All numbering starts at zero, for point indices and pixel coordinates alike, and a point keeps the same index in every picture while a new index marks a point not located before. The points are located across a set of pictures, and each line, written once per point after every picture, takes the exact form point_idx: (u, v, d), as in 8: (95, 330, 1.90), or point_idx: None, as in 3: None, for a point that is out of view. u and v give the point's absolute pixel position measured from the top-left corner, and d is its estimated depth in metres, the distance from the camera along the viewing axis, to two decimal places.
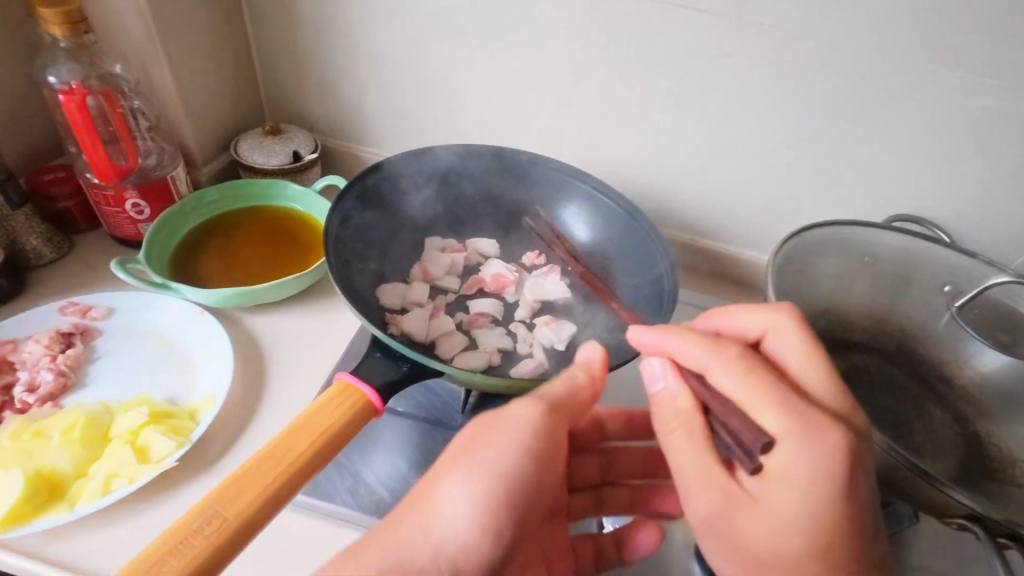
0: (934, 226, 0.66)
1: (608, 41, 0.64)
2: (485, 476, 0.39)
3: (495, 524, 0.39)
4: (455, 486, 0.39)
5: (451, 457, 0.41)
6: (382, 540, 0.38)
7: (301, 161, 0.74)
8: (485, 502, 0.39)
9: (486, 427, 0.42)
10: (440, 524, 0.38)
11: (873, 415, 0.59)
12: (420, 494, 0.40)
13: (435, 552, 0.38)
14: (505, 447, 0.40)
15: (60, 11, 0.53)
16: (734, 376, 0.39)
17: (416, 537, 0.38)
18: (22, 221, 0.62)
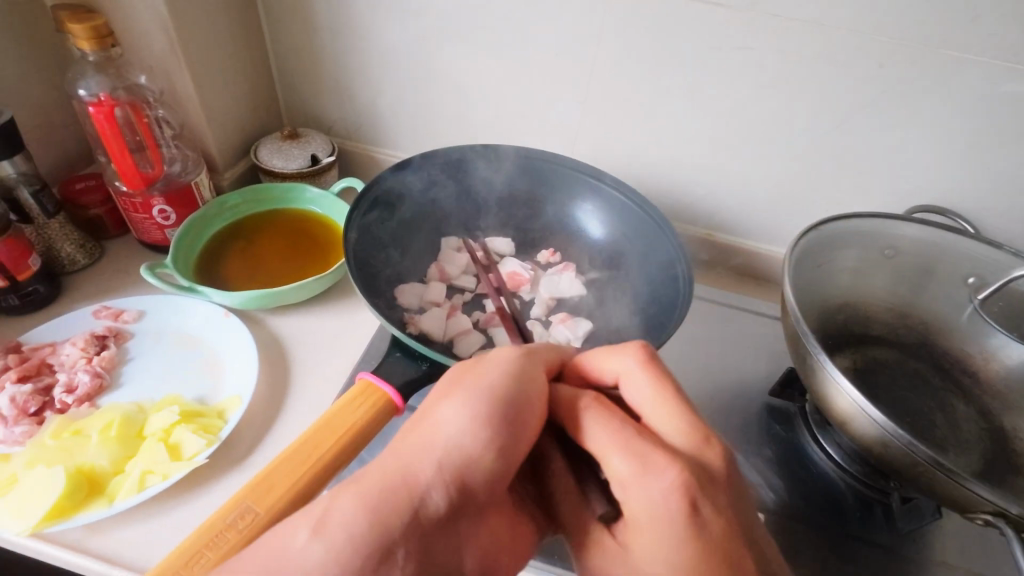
0: (958, 216, 0.65)
1: (622, 36, 0.64)
2: (472, 393, 0.39)
3: (494, 435, 0.37)
4: (449, 404, 0.38)
5: (445, 387, 0.41)
6: (386, 457, 0.36)
7: (319, 164, 0.75)
8: (482, 418, 0.38)
9: (474, 366, 0.42)
10: (442, 437, 0.36)
11: (895, 409, 0.59)
12: (415, 423, 0.38)
13: (436, 461, 0.35)
14: (487, 371, 0.40)
15: (88, 26, 0.55)
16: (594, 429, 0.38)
17: (417, 449, 0.36)
18: (57, 229, 0.64)
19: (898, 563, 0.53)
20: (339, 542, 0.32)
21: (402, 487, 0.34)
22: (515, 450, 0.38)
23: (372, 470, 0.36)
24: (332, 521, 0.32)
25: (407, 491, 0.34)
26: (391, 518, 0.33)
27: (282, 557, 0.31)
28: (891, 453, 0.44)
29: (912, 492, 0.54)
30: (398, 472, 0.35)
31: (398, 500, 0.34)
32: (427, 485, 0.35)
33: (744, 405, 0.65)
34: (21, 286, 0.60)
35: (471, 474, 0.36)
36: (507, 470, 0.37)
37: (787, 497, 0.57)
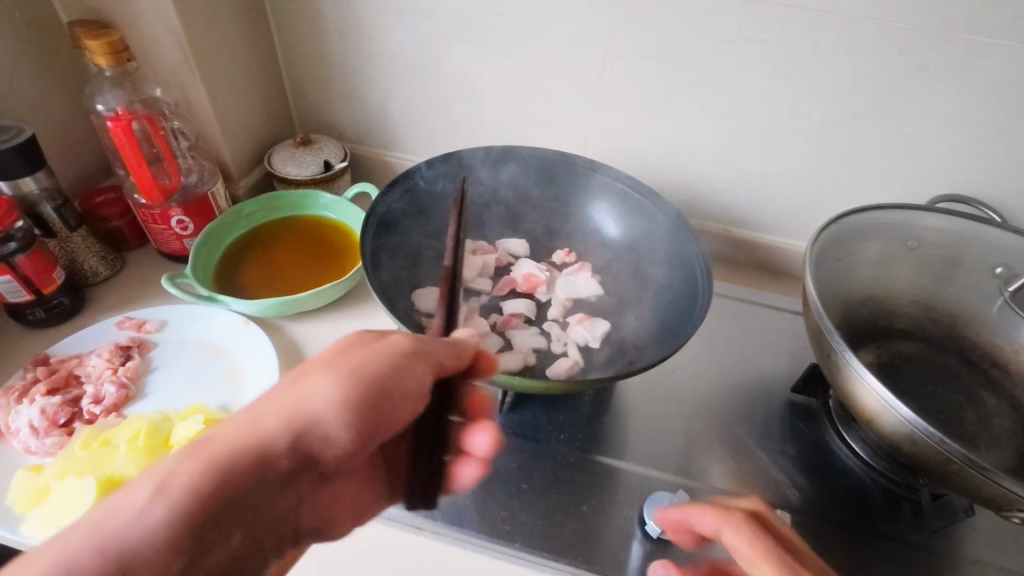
0: (983, 205, 0.63)
1: (634, 32, 0.63)
2: (354, 377, 0.40)
3: (352, 421, 0.40)
4: (324, 380, 0.40)
5: (326, 359, 0.42)
6: (240, 421, 0.38)
7: (332, 170, 0.75)
8: (347, 403, 0.40)
9: (366, 346, 0.43)
10: (301, 410, 0.39)
11: (921, 403, 0.58)
12: (281, 391, 0.40)
13: (293, 434, 0.38)
14: (374, 357, 0.41)
15: (104, 42, 0.56)
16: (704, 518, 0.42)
17: (274, 418, 0.38)
18: (80, 243, 0.65)
19: (928, 560, 0.52)
20: (184, 497, 0.33)
21: (252, 456, 0.36)
22: (375, 430, 0.40)
23: (226, 428, 0.38)
24: (179, 477, 0.34)
25: (251, 457, 0.36)
26: (237, 483, 0.35)
27: (120, 506, 0.33)
28: (922, 451, 0.43)
29: (941, 489, 0.54)
30: (253, 441, 0.37)
31: (246, 466, 0.36)
32: (277, 456, 0.37)
33: (766, 402, 0.64)
34: (46, 299, 0.61)
35: (317, 449, 0.39)
36: (351, 448, 0.40)
37: (812, 494, 0.56)
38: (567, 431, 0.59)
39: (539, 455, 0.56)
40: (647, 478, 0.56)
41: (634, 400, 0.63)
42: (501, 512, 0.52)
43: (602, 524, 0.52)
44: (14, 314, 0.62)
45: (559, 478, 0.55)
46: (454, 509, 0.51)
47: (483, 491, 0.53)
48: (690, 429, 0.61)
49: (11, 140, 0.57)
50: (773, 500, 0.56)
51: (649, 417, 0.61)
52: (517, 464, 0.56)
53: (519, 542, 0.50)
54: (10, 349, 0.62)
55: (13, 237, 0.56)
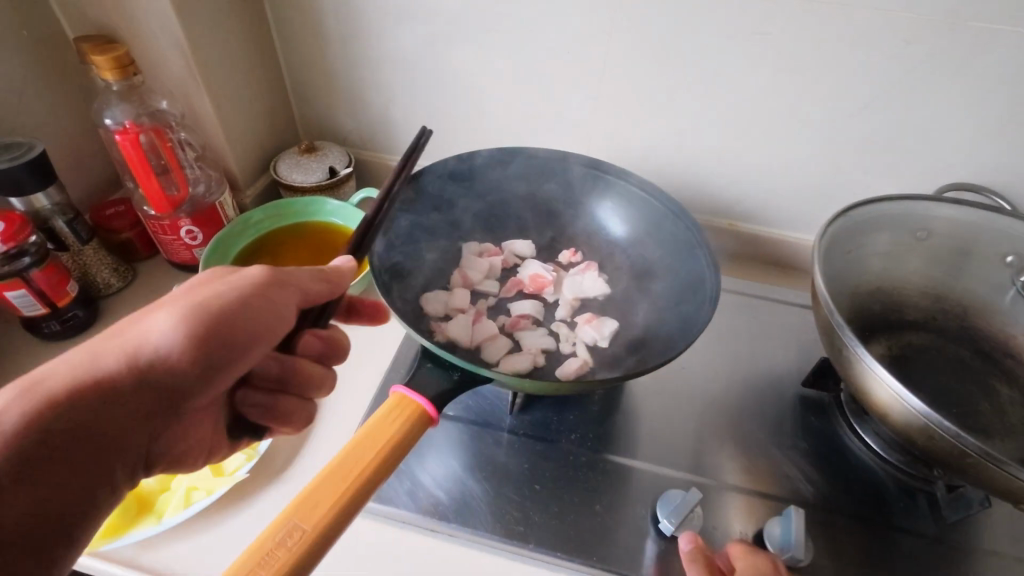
0: (992, 193, 0.63)
1: (635, 30, 0.63)
2: (200, 309, 0.42)
3: (204, 349, 0.41)
4: (164, 317, 0.41)
5: (173, 298, 0.43)
6: (73, 358, 0.39)
7: (337, 176, 0.77)
8: (196, 333, 0.41)
9: (216, 282, 0.44)
10: (142, 346, 0.40)
11: (934, 394, 0.58)
12: (120, 328, 0.41)
13: (138, 366, 0.39)
14: (221, 291, 0.43)
15: (111, 57, 0.57)
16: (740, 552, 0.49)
17: (116, 354, 0.39)
18: (92, 255, 0.66)
19: (944, 553, 0.52)
20: (17, 429, 0.34)
21: (94, 390, 0.38)
22: (232, 355, 0.42)
23: (58, 366, 0.38)
24: (10, 415, 0.35)
25: (97, 388, 0.38)
26: (76, 413, 0.37)
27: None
28: (936, 444, 0.43)
29: (956, 481, 0.53)
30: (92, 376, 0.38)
31: (89, 398, 0.37)
32: (122, 388, 0.39)
33: (777, 397, 0.64)
34: (61, 312, 0.62)
35: (165, 383, 0.40)
36: (206, 376, 0.42)
37: (825, 489, 0.56)
38: (577, 430, 0.59)
39: (550, 455, 0.57)
40: (660, 476, 0.56)
41: (643, 398, 0.63)
42: (514, 513, 0.52)
43: (616, 523, 0.52)
44: (30, 327, 0.63)
45: (570, 478, 0.55)
46: (468, 510, 0.52)
47: (496, 492, 0.53)
48: (700, 425, 0.61)
49: (22, 157, 0.57)
50: (786, 495, 0.56)
51: (659, 414, 0.61)
52: (529, 465, 0.56)
53: (533, 543, 0.50)
54: (27, 362, 0.63)
55: (28, 252, 0.57)
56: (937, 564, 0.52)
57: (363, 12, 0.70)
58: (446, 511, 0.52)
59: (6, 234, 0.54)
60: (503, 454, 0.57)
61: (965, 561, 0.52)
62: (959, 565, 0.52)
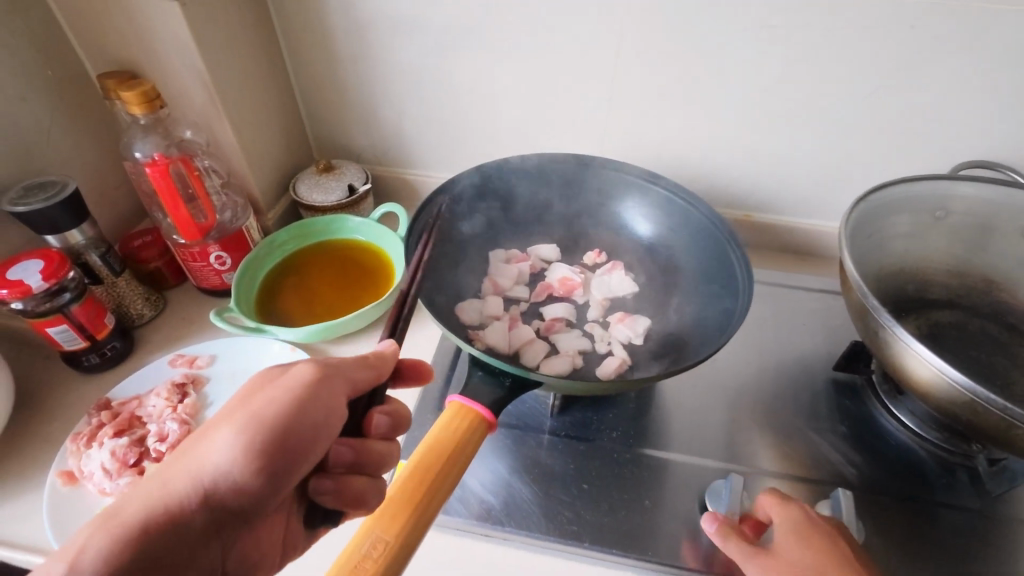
0: (1008, 168, 0.64)
1: (645, 32, 0.65)
2: (256, 417, 0.41)
3: (260, 459, 0.40)
4: (227, 431, 0.41)
5: (234, 407, 0.43)
6: (151, 486, 0.40)
7: (356, 193, 0.77)
8: (252, 442, 0.40)
9: (269, 385, 0.44)
10: (206, 465, 0.40)
11: (967, 370, 0.59)
12: (190, 449, 0.42)
13: (204, 485, 0.40)
14: (274, 395, 0.42)
15: (139, 92, 0.58)
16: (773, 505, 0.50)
17: (184, 478, 0.40)
18: (125, 286, 0.67)
19: (990, 526, 0.53)
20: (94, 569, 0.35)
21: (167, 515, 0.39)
22: (291, 461, 0.40)
23: (137, 494, 0.40)
24: (90, 553, 0.36)
25: (169, 511, 0.39)
26: (148, 542, 0.38)
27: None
28: (981, 416, 0.44)
29: (998, 454, 0.54)
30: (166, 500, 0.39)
31: (163, 525, 0.38)
32: (191, 510, 0.39)
33: (810, 382, 0.65)
34: (100, 344, 0.63)
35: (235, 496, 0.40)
36: (270, 488, 0.40)
37: (867, 470, 0.57)
38: (618, 428, 0.60)
39: (593, 454, 0.58)
40: (702, 467, 0.57)
41: (677, 391, 0.64)
42: (565, 514, 0.53)
43: (664, 515, 0.53)
44: (69, 361, 0.64)
45: (616, 474, 0.56)
46: (519, 512, 0.53)
47: (545, 493, 0.54)
48: (737, 414, 0.62)
49: (57, 195, 0.58)
50: (829, 478, 0.56)
51: (694, 406, 0.62)
52: (574, 464, 0.57)
53: (587, 541, 0.51)
54: (71, 396, 0.64)
55: (67, 288, 0.57)
56: (984, 537, 0.52)
57: (375, 31, 0.71)
58: (499, 514, 0.52)
59: (47, 272, 0.55)
60: (547, 456, 0.57)
61: (1010, 532, 0.53)
62: (1004, 537, 0.52)
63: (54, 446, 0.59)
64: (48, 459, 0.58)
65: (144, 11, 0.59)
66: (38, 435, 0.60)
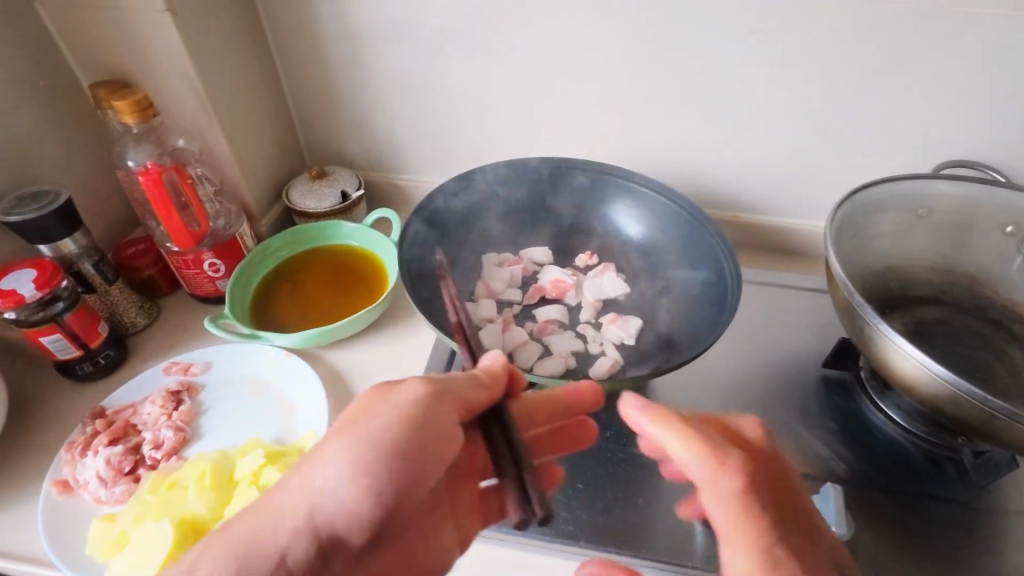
0: (987, 168, 0.66)
1: (634, 38, 0.66)
2: (360, 442, 0.39)
3: (375, 489, 0.39)
4: (335, 454, 0.40)
5: (340, 427, 0.42)
6: (262, 511, 0.40)
7: (349, 200, 0.77)
8: (362, 470, 0.39)
9: (380, 401, 0.42)
10: (315, 490, 0.39)
11: (951, 365, 0.60)
12: (296, 475, 0.40)
13: (310, 513, 0.39)
14: (384, 417, 0.40)
15: (131, 101, 0.58)
16: (720, 507, 0.42)
17: (293, 505, 0.39)
18: (118, 295, 0.67)
19: (977, 518, 0.54)
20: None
21: (271, 538, 0.38)
22: (410, 487, 0.40)
23: (249, 521, 0.39)
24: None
25: (273, 548, 0.38)
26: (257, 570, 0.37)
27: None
28: (963, 409, 0.45)
29: (982, 446, 0.55)
30: (272, 525, 0.39)
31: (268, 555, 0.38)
32: (296, 539, 0.39)
33: (800, 380, 0.66)
34: (94, 353, 0.63)
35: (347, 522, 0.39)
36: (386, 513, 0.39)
37: (856, 465, 0.58)
38: (611, 428, 0.61)
39: (587, 454, 0.58)
40: None
41: (669, 391, 0.65)
42: (561, 514, 0.53)
43: (657, 513, 0.54)
44: (63, 370, 0.64)
45: (610, 474, 0.57)
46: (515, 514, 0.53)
47: None
48: (729, 412, 0.62)
49: (50, 204, 0.59)
50: (821, 475, 0.57)
51: (686, 405, 0.63)
52: (568, 465, 0.57)
53: (582, 540, 0.52)
54: (64, 405, 0.63)
55: (61, 297, 0.57)
56: (971, 529, 0.53)
57: (367, 39, 0.72)
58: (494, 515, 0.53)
59: (40, 281, 0.55)
60: None
61: (996, 523, 0.54)
62: (990, 527, 0.53)
63: (48, 456, 0.59)
64: (42, 469, 0.58)
65: (137, 21, 0.59)
66: (31, 445, 0.60)
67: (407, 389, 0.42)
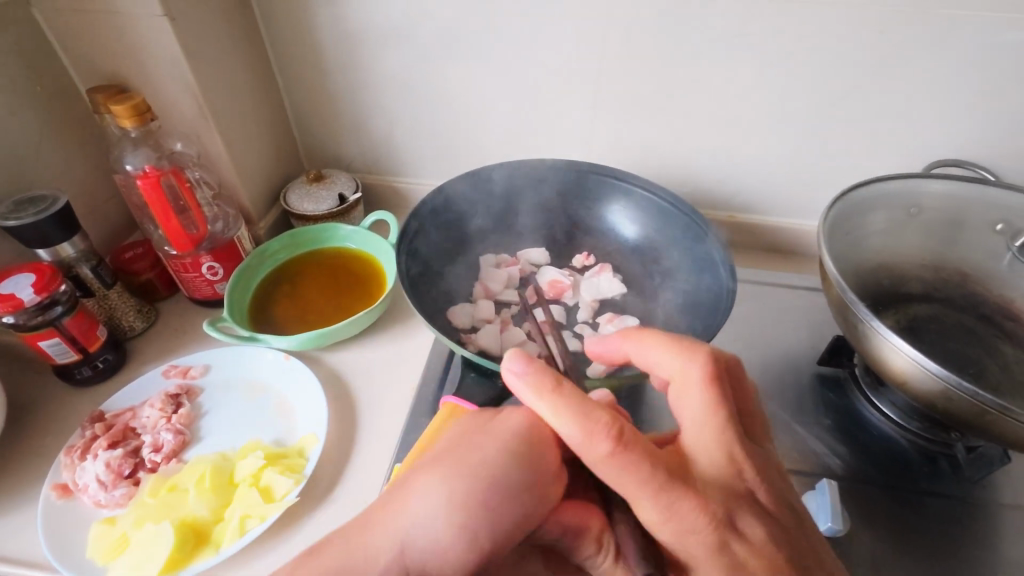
0: (976, 166, 0.67)
1: (627, 41, 0.67)
2: (464, 477, 0.38)
3: (479, 534, 0.37)
4: (433, 482, 0.38)
5: (434, 457, 0.40)
6: (345, 544, 0.37)
7: (347, 202, 0.78)
8: (461, 504, 0.37)
9: (482, 428, 0.41)
10: (410, 524, 0.37)
11: (943, 361, 0.61)
12: (387, 505, 0.38)
13: (402, 550, 0.36)
14: (488, 444, 0.40)
15: (129, 106, 0.59)
16: (609, 472, 0.36)
17: (383, 540, 0.36)
18: (117, 299, 0.67)
19: (970, 511, 0.55)
20: None
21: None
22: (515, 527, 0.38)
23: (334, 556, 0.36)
24: None
25: None
26: None
27: None
28: (955, 404, 0.46)
29: (975, 441, 0.56)
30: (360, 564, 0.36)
31: None
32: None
33: (794, 377, 0.66)
34: (92, 357, 0.63)
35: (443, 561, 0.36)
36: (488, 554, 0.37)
37: (852, 461, 0.59)
38: None
39: None
40: None
41: None
42: None
43: None
44: (61, 374, 0.64)
45: None
46: None
47: None
48: None
49: (48, 208, 0.59)
50: (817, 471, 0.58)
51: None
52: None
53: None
54: (63, 409, 0.63)
55: (60, 301, 0.58)
56: (964, 523, 0.54)
57: (364, 43, 0.73)
58: None
59: (39, 285, 0.55)
60: None
61: (989, 516, 0.54)
62: (983, 520, 0.54)
63: (47, 461, 0.59)
64: (42, 473, 0.58)
65: (133, 26, 0.59)
66: (30, 450, 0.60)
67: (510, 417, 0.42)
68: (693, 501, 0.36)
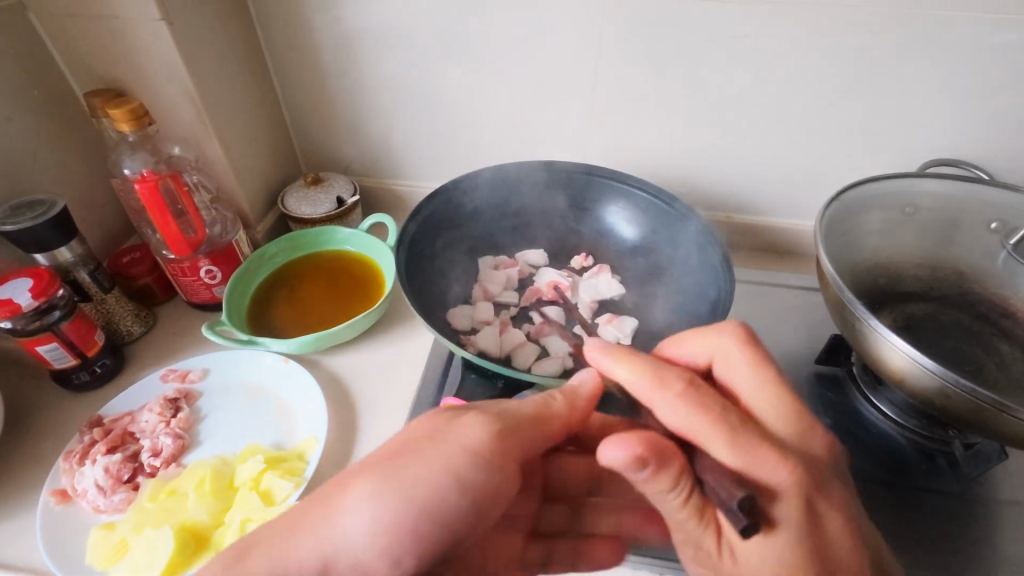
0: (970, 166, 0.67)
1: (623, 44, 0.67)
2: (400, 493, 0.38)
3: (406, 550, 0.38)
4: (366, 496, 0.39)
5: (373, 464, 0.40)
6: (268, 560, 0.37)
7: (345, 205, 0.78)
8: (392, 520, 0.38)
9: (432, 438, 0.41)
10: (338, 539, 0.38)
11: (939, 358, 0.61)
12: (315, 516, 0.39)
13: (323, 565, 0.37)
14: (430, 459, 0.40)
15: (126, 110, 0.59)
16: (680, 416, 0.41)
17: (309, 553, 0.37)
18: (115, 303, 0.67)
19: (968, 508, 0.55)
20: None
21: None
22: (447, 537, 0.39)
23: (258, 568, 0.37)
24: None
25: None
26: None
27: None
28: (953, 401, 0.46)
29: (972, 438, 0.56)
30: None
31: None
32: None
33: (793, 376, 0.67)
34: (90, 362, 0.63)
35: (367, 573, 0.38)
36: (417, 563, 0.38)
37: (851, 459, 0.59)
38: None
39: None
40: None
41: None
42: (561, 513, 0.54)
43: None
44: (59, 380, 0.64)
45: None
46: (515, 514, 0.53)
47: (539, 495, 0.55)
48: None
49: (46, 213, 0.59)
50: None
51: None
52: None
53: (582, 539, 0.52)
54: (60, 414, 0.63)
55: (58, 306, 0.57)
56: (962, 520, 0.54)
57: (361, 47, 0.73)
58: None
59: (37, 290, 0.55)
60: None
61: (987, 512, 0.55)
62: (981, 517, 0.54)
63: (46, 466, 0.59)
64: (40, 479, 0.58)
65: (130, 30, 0.59)
66: (28, 456, 0.60)
67: (461, 426, 0.42)
68: (770, 450, 0.38)
